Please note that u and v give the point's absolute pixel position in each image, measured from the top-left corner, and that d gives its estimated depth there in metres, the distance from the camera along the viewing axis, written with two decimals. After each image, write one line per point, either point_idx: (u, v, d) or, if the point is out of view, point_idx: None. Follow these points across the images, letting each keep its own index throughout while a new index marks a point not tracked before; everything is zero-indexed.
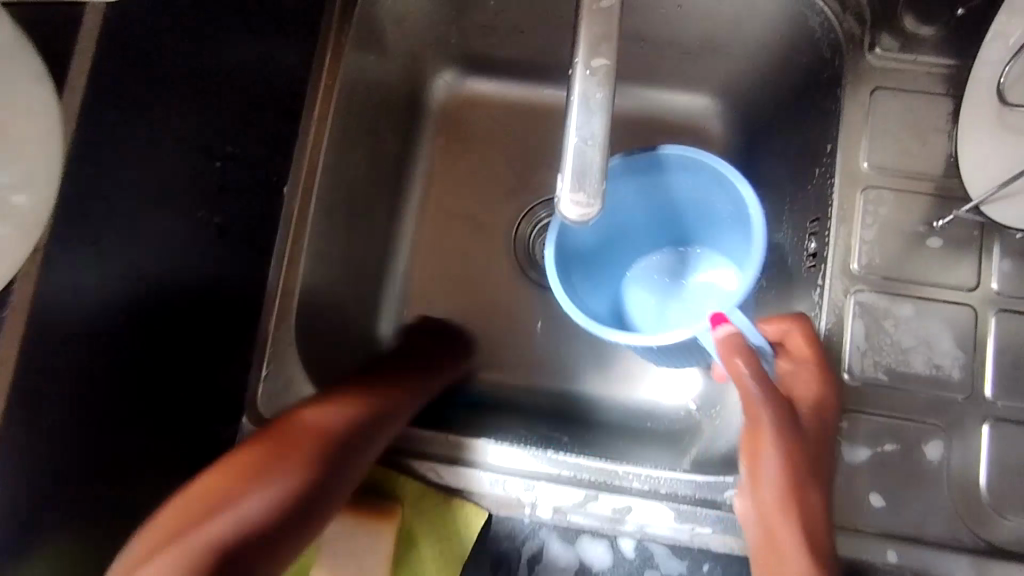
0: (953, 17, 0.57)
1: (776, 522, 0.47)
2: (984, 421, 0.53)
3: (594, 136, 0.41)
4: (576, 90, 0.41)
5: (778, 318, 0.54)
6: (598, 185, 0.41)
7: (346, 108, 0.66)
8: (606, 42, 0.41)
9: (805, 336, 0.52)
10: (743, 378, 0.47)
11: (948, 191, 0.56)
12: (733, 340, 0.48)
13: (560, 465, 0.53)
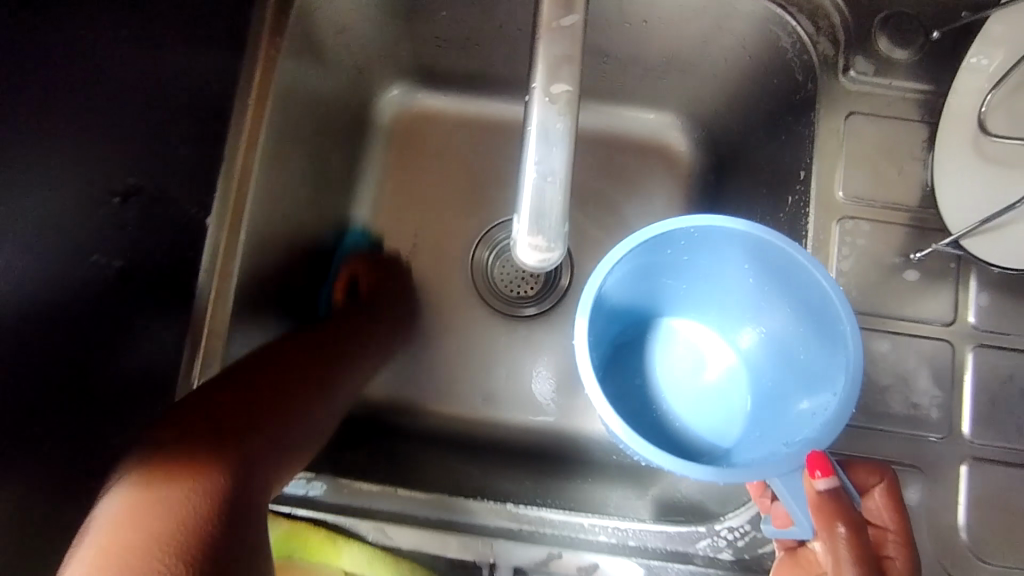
0: (927, 40, 0.54)
1: None
2: (963, 460, 0.52)
3: (554, 172, 0.36)
4: (534, 119, 0.36)
5: (865, 468, 0.49)
6: (559, 227, 0.36)
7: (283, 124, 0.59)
8: (568, 66, 0.37)
9: (892, 499, 0.48)
10: (838, 545, 0.44)
11: (925, 222, 0.54)
12: (835, 495, 0.44)
13: (523, 520, 0.52)
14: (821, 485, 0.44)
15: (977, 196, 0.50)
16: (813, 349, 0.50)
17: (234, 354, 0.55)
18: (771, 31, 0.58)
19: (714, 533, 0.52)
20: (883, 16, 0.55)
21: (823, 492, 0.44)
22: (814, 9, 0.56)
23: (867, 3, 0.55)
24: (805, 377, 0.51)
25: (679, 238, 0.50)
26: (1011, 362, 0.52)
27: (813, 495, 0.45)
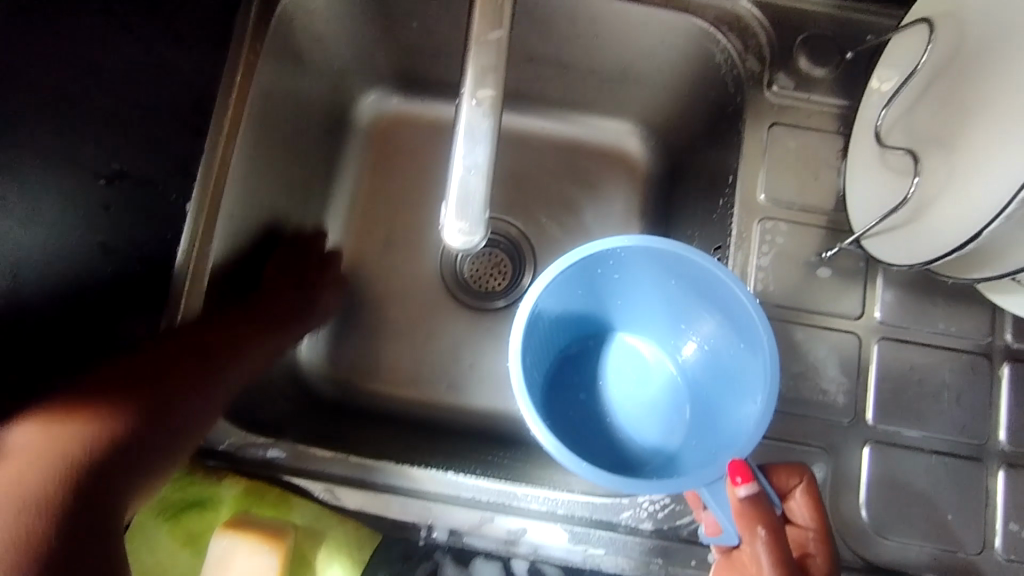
0: (842, 60, 0.60)
1: None
2: (866, 443, 0.56)
3: (477, 165, 0.41)
4: (462, 119, 0.42)
5: (785, 470, 0.52)
6: (482, 213, 0.41)
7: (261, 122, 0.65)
8: (492, 74, 0.42)
9: (811, 499, 0.51)
10: (756, 548, 0.46)
11: (838, 225, 0.59)
12: (755, 501, 0.46)
13: (460, 487, 0.54)
14: (741, 492, 0.46)
15: (876, 200, 0.55)
16: (745, 360, 0.53)
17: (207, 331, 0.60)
18: (707, 48, 0.64)
19: (638, 505, 0.54)
20: (804, 37, 0.61)
21: (744, 499, 0.46)
22: (743, 30, 0.62)
23: (789, 26, 0.61)
24: (741, 392, 0.54)
25: (619, 253, 0.54)
26: (912, 354, 0.57)
27: (734, 502, 0.46)
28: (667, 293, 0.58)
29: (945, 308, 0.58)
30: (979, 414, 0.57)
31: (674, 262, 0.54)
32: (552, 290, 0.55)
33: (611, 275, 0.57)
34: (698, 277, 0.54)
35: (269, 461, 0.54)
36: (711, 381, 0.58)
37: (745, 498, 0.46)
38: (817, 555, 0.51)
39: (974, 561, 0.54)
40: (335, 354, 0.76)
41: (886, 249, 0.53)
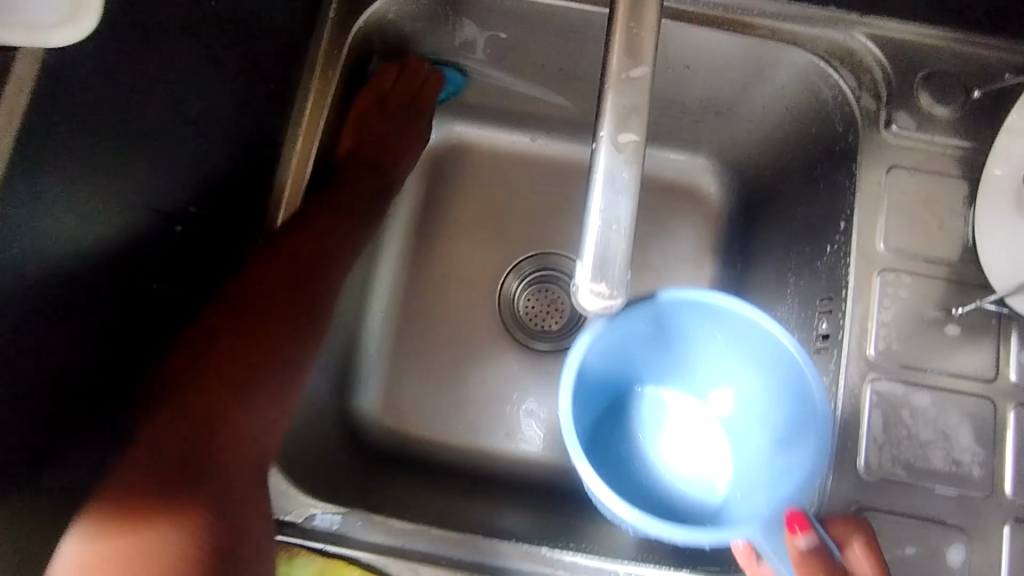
0: (968, 99, 0.55)
1: None
2: (1006, 522, 0.50)
3: (619, 220, 0.36)
4: (601, 167, 0.37)
5: (837, 523, 0.48)
6: (623, 274, 0.36)
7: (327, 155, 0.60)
8: (635, 117, 0.37)
9: (872, 555, 0.46)
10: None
11: (966, 278, 0.54)
12: (819, 553, 0.42)
13: (557, 564, 0.50)
14: (801, 542, 0.43)
15: None
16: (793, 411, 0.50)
17: None
18: (812, 84, 0.60)
19: None
20: (926, 73, 0.56)
21: (805, 550, 0.43)
22: (857, 65, 0.57)
23: (908, 61, 0.57)
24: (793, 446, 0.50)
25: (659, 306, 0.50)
26: None
27: (795, 554, 0.43)
28: (704, 344, 0.54)
29: None
30: None
31: (717, 312, 0.50)
32: (589, 356, 0.50)
33: (649, 330, 0.53)
34: (740, 327, 0.50)
35: (348, 534, 0.50)
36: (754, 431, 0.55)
37: (805, 549, 0.43)
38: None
39: None
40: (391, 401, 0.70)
41: None
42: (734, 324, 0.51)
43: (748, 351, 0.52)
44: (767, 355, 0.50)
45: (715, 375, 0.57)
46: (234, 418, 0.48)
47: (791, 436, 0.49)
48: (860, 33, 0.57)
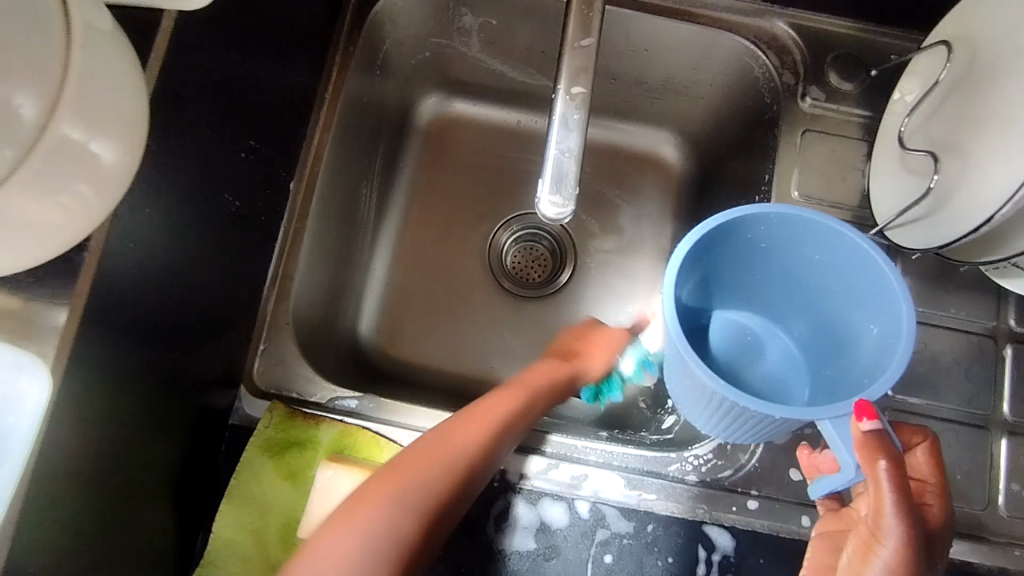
0: (867, 77, 0.69)
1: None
2: (886, 412, 0.63)
3: (570, 149, 0.49)
4: (557, 111, 0.50)
5: (908, 428, 0.53)
6: (573, 190, 0.49)
7: (344, 125, 0.72)
8: (583, 75, 0.50)
9: (933, 456, 0.52)
10: (879, 481, 0.44)
11: (864, 219, 0.67)
12: (881, 436, 0.43)
13: (527, 438, 0.61)
14: (866, 426, 0.43)
15: (899, 194, 0.62)
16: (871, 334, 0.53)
17: (299, 301, 0.65)
18: (746, 64, 0.72)
19: (684, 459, 0.61)
20: (833, 56, 0.70)
21: (869, 433, 0.44)
22: (779, 48, 0.71)
23: (818, 47, 0.70)
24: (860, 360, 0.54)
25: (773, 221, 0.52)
26: (926, 334, 0.65)
27: (857, 435, 0.44)
28: (810, 267, 0.55)
29: (954, 294, 0.66)
30: (984, 388, 0.64)
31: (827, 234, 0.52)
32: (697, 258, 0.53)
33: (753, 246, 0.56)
34: (844, 253, 0.52)
35: (361, 412, 0.61)
36: (826, 352, 0.58)
37: (868, 433, 0.44)
38: (935, 506, 0.50)
39: (980, 515, 0.61)
40: (389, 336, 0.79)
41: (909, 237, 0.61)
42: (844, 250, 0.52)
43: (848, 275, 0.53)
44: (873, 283, 0.51)
45: (805, 298, 0.59)
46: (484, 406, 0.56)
47: (872, 350, 0.51)
48: (781, 23, 0.71)
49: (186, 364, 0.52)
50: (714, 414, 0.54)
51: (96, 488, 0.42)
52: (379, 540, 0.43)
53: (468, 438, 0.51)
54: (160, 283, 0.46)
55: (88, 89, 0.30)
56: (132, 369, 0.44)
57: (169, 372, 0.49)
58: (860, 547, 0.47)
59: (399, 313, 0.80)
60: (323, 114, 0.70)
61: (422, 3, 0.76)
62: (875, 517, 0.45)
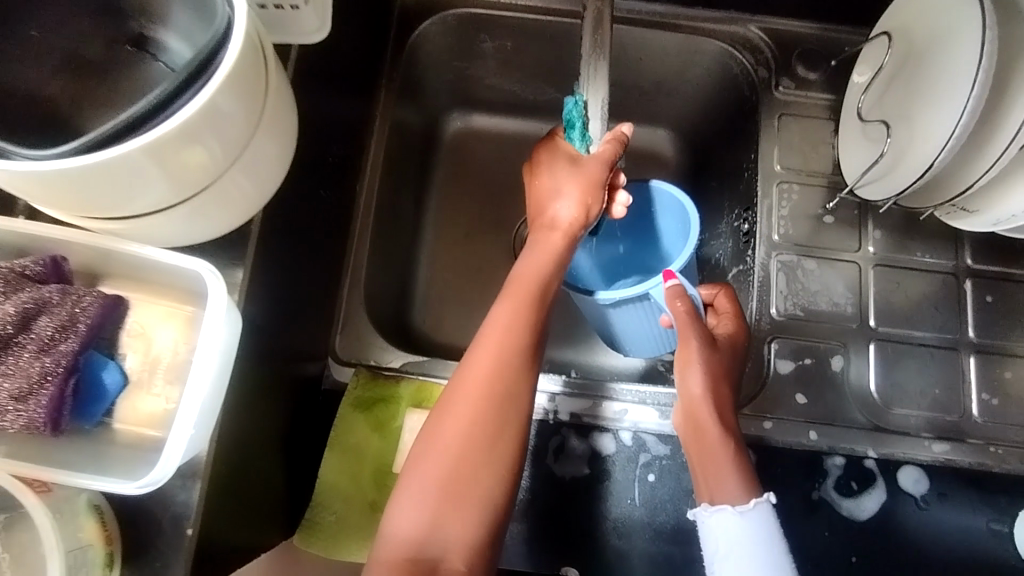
0: (828, 67, 0.82)
1: (707, 413, 0.59)
2: (871, 342, 0.75)
3: None
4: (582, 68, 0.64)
5: (709, 286, 0.73)
6: None
7: (390, 139, 0.84)
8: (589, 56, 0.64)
9: (729, 299, 0.71)
10: (681, 317, 0.62)
11: (836, 184, 0.80)
12: (677, 288, 0.63)
13: (571, 384, 0.72)
14: (669, 282, 0.64)
15: (862, 158, 0.75)
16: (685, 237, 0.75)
17: (366, 287, 0.77)
18: (727, 64, 0.86)
19: None
20: (798, 53, 0.83)
21: (672, 289, 0.63)
22: (754, 49, 0.84)
23: (786, 46, 0.84)
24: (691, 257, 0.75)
25: None
26: (899, 276, 0.77)
27: (665, 291, 0.64)
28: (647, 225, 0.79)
29: (918, 241, 0.78)
30: (952, 317, 0.76)
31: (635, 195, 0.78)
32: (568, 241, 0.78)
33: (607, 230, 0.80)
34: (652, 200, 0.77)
35: (432, 372, 0.72)
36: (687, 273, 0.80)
37: (670, 288, 0.64)
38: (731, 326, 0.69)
39: (957, 421, 0.73)
40: (434, 322, 0.90)
41: (875, 192, 0.74)
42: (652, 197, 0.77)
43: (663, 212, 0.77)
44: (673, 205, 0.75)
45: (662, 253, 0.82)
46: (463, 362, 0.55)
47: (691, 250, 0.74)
48: (753, 27, 0.84)
49: (295, 334, 0.63)
50: (646, 320, 0.71)
51: (246, 420, 0.53)
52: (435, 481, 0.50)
53: (504, 311, 0.55)
54: (282, 263, 0.57)
55: (272, 95, 0.40)
56: (268, 328, 0.55)
57: (287, 339, 0.61)
58: (682, 391, 0.61)
59: (441, 301, 0.91)
60: (373, 130, 0.83)
61: (449, 33, 0.89)
62: (682, 324, 0.63)
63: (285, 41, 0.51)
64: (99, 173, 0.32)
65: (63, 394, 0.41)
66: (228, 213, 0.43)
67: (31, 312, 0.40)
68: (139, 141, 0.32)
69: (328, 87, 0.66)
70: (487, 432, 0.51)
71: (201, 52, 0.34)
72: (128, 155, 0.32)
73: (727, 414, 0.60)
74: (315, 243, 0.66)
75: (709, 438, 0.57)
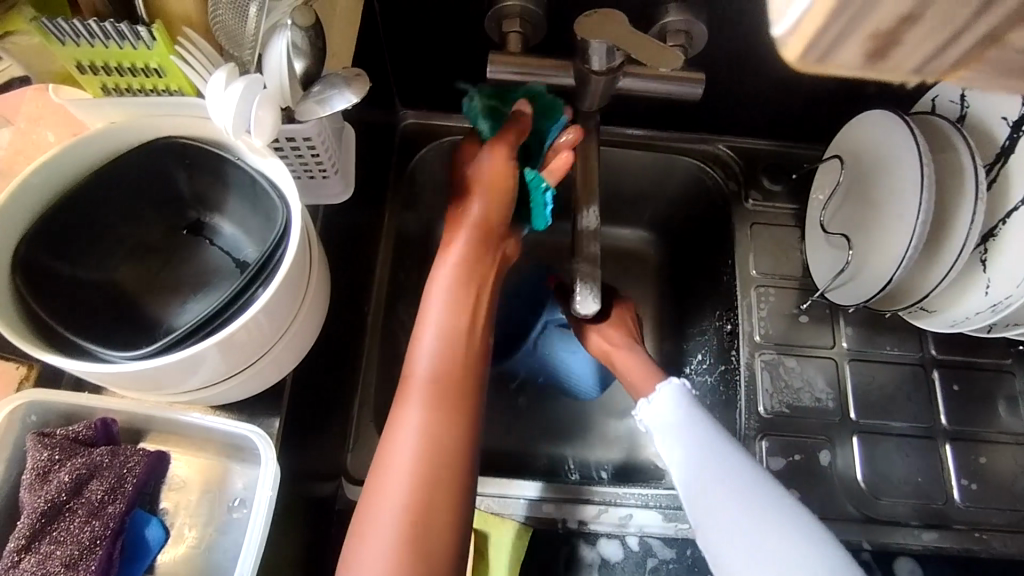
0: (789, 180, 0.92)
1: (625, 358, 0.77)
2: (855, 434, 0.80)
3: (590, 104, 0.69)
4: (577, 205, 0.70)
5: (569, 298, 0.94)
6: (590, 105, 0.69)
7: (393, 257, 0.89)
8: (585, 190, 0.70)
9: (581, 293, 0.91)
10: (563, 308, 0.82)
11: (807, 285, 0.87)
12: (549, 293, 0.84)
13: (579, 491, 0.74)
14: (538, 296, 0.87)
15: (829, 264, 0.83)
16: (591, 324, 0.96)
17: (374, 404, 0.79)
18: (700, 177, 0.94)
19: None
20: (762, 167, 0.92)
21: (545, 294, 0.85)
22: (723, 165, 0.93)
23: (751, 162, 0.93)
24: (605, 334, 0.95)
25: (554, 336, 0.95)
26: (873, 369, 0.83)
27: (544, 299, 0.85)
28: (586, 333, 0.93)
29: (887, 335, 0.85)
30: (926, 407, 0.82)
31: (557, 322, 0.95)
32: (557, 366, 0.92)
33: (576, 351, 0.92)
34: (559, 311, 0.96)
35: None
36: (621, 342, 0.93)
37: None
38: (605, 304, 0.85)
39: (942, 508, 0.77)
40: None
41: (844, 296, 0.81)
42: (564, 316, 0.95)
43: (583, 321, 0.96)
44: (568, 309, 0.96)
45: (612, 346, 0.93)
46: (405, 382, 0.58)
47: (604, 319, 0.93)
48: (721, 146, 0.94)
49: (313, 462, 0.65)
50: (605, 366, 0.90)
51: (271, 560, 0.55)
52: (404, 518, 0.51)
53: (422, 411, 0.56)
54: (303, 399, 0.61)
55: (317, 268, 0.47)
56: (291, 464, 0.58)
57: (306, 469, 0.63)
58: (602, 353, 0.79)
59: None
60: (378, 250, 0.88)
61: (445, 154, 0.96)
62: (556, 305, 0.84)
63: (313, 202, 0.57)
64: (173, 366, 0.39)
65: (111, 555, 0.43)
66: (272, 371, 0.47)
67: (83, 477, 0.43)
68: (216, 338, 0.39)
69: (341, 224, 0.70)
70: (443, 493, 0.53)
71: (265, 251, 0.41)
72: (207, 348, 0.39)
73: (628, 340, 0.79)
74: (331, 370, 0.69)
75: (638, 370, 0.75)
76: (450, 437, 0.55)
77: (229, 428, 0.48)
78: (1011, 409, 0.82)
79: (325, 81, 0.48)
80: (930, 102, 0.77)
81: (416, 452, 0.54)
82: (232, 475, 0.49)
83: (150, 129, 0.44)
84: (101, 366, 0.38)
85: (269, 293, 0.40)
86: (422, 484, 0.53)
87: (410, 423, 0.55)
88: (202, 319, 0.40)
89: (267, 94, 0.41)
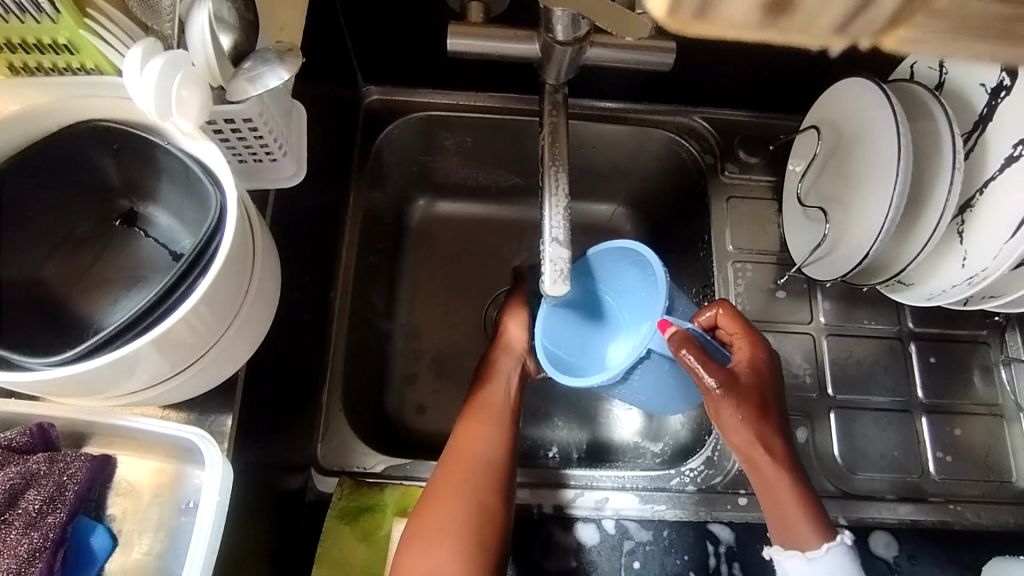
0: (766, 152, 0.89)
1: (766, 466, 0.65)
2: (832, 410, 0.79)
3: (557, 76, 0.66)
4: (545, 180, 0.66)
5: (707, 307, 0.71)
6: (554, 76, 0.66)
7: (359, 240, 0.86)
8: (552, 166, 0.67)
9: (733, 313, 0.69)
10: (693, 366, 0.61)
11: (784, 260, 0.85)
12: (681, 334, 0.60)
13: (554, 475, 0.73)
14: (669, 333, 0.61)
15: (807, 238, 0.81)
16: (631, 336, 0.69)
17: (344, 392, 0.77)
18: (675, 151, 0.91)
19: (682, 472, 0.74)
20: (738, 139, 0.90)
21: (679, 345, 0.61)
22: (699, 138, 0.90)
23: (727, 134, 0.90)
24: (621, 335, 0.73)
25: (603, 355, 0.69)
26: (850, 344, 0.82)
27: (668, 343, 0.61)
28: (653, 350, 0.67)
29: (864, 309, 0.84)
30: (902, 380, 0.81)
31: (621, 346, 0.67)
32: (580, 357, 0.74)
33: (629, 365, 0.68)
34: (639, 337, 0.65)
35: (417, 473, 0.73)
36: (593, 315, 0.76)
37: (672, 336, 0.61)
38: (740, 350, 0.67)
39: (917, 480, 0.77)
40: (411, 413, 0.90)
41: (820, 271, 0.80)
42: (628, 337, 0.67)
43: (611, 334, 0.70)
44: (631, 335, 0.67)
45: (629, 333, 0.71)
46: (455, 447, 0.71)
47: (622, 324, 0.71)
48: (696, 117, 0.91)
49: (278, 456, 0.63)
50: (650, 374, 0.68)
51: (232, 560, 0.54)
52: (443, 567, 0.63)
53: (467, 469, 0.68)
54: (260, 392, 0.58)
55: (262, 257, 0.44)
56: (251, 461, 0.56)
57: (270, 464, 0.61)
58: (733, 433, 0.65)
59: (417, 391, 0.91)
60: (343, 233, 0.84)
61: (412, 132, 0.92)
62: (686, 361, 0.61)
63: (261, 186, 0.53)
64: (104, 369, 0.36)
65: (53, 566, 0.41)
66: (220, 367, 0.45)
67: (19, 487, 0.41)
68: (148, 336, 0.36)
69: (297, 207, 0.67)
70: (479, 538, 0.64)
71: (199, 242, 0.38)
72: (139, 349, 0.36)
73: (770, 436, 0.65)
74: (293, 359, 0.67)
75: (782, 495, 0.64)
76: (484, 498, 0.66)
77: (173, 430, 0.45)
78: (987, 380, 0.82)
79: (257, 57, 0.45)
80: (907, 70, 0.75)
81: (459, 503, 0.66)
82: (185, 478, 0.47)
83: (70, 115, 0.41)
84: (24, 374, 0.36)
85: (204, 289, 0.37)
86: (461, 533, 0.64)
87: (472, 441, 0.71)
88: (132, 318, 0.37)
89: (189, 71, 0.38)
